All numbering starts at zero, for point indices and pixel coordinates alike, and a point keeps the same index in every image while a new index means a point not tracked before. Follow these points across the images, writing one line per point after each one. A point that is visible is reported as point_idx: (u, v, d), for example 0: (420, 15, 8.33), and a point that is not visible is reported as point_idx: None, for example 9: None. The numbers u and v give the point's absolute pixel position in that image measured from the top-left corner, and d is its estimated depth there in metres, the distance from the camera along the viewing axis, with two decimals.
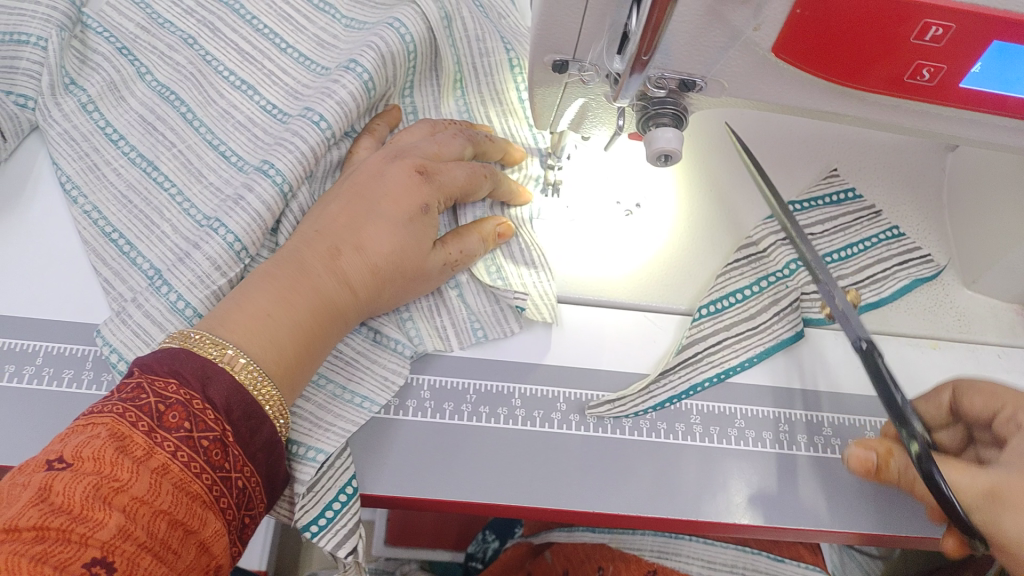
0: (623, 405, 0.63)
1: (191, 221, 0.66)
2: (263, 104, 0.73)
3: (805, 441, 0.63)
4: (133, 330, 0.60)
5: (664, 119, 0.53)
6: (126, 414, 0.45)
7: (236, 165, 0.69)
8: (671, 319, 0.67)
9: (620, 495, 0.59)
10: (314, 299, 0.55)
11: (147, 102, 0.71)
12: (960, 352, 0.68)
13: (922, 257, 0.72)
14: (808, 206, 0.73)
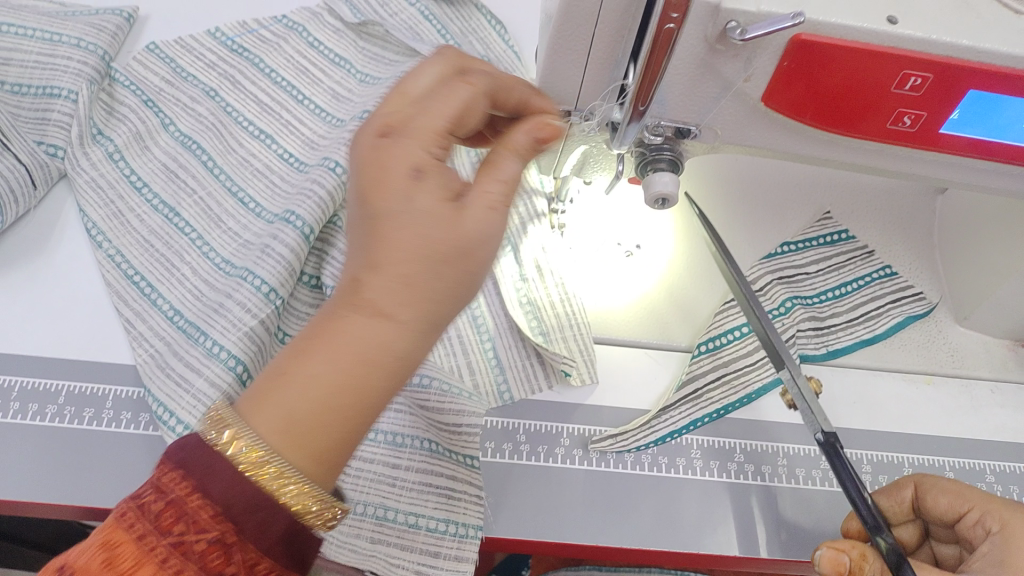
0: (625, 440, 0.65)
1: (213, 266, 0.69)
2: (280, 153, 0.76)
3: (803, 475, 0.65)
4: (175, 381, 0.61)
5: (661, 164, 0.56)
6: (129, 516, 0.34)
7: (253, 210, 0.72)
8: (672, 356, 0.70)
9: (624, 528, 0.62)
10: (355, 354, 0.36)
11: (169, 151, 0.75)
12: (953, 390, 0.71)
13: (914, 295, 0.75)
14: (802, 246, 0.76)
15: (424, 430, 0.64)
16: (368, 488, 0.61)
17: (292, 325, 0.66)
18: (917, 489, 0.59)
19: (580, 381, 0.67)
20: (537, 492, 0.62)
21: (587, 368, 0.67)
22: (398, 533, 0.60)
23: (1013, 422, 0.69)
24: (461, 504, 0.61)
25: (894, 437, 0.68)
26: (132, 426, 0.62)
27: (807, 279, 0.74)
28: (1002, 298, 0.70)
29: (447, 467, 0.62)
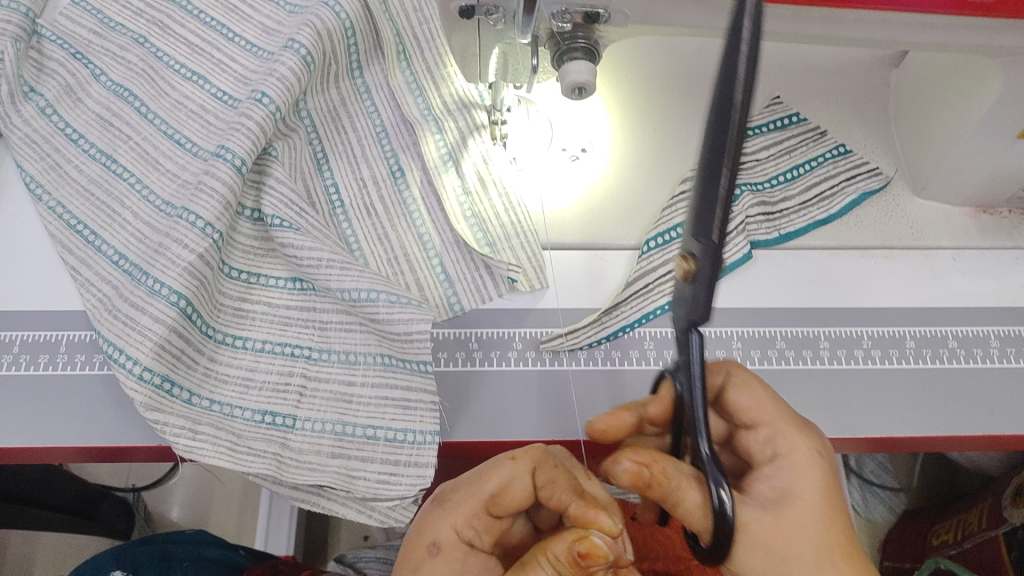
0: (575, 338, 0.65)
1: (155, 208, 0.69)
2: (213, 92, 0.76)
3: (759, 355, 0.65)
4: (122, 321, 0.62)
5: (576, 53, 0.55)
6: None
7: (191, 151, 0.72)
8: (621, 255, 0.70)
9: (577, 425, 0.63)
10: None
11: (102, 100, 0.75)
12: (911, 261, 0.69)
13: (870, 171, 0.73)
14: (751, 133, 0.74)
15: (375, 345, 0.65)
16: (324, 406, 0.63)
17: (239, 257, 0.69)
18: (727, 375, 0.54)
19: (530, 287, 0.68)
20: (493, 398, 0.64)
21: (537, 275, 0.68)
22: (358, 446, 0.62)
23: (975, 287, 0.68)
24: (418, 413, 0.62)
25: (852, 312, 0.67)
26: (86, 368, 0.65)
27: (757, 166, 0.72)
28: (954, 164, 0.68)
29: (402, 376, 0.63)
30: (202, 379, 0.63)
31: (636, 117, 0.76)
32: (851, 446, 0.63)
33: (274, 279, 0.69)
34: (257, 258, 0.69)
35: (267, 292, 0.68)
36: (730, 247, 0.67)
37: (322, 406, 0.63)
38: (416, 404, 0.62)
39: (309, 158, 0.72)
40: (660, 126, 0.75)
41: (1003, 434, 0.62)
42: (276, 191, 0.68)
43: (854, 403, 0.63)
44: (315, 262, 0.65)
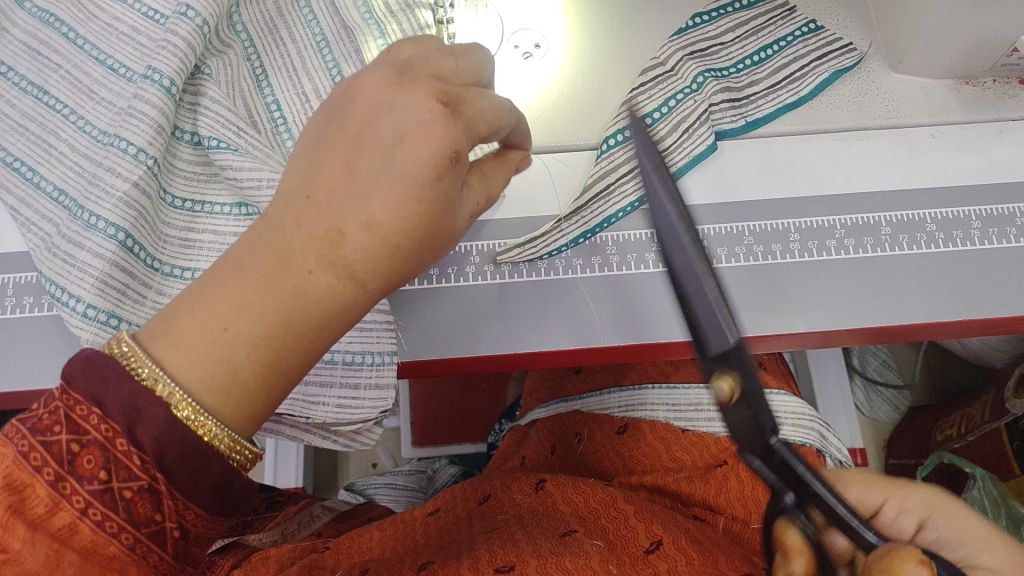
0: (533, 248, 0.62)
1: (91, 139, 0.66)
2: (144, 10, 0.70)
3: (727, 254, 0.62)
4: (63, 259, 0.59)
5: None
6: (30, 456, 0.39)
7: (125, 76, 0.68)
8: (582, 156, 0.66)
9: (540, 336, 0.61)
10: (302, 310, 0.42)
11: (28, 28, 0.70)
12: (890, 142, 0.65)
13: (842, 48, 0.68)
14: (716, 15, 0.69)
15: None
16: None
17: (181, 186, 0.65)
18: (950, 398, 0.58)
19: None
20: (452, 315, 0.61)
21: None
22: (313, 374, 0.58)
23: (957, 164, 0.64)
24: (374, 334, 0.59)
25: (826, 198, 0.64)
26: (35, 310, 0.62)
27: (723, 50, 0.68)
28: (930, 31, 0.63)
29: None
30: (152, 314, 0.61)
31: (587, 11, 0.71)
32: (824, 340, 0.61)
33: (218, 206, 0.65)
34: (202, 185, 0.66)
35: (212, 220, 0.65)
36: (693, 140, 0.64)
37: None
38: (371, 326, 0.59)
39: (247, 76, 0.68)
40: (618, 19, 0.70)
41: (988, 316, 0.59)
42: (212, 112, 0.64)
43: (826, 290, 0.60)
44: (256, 184, 0.62)
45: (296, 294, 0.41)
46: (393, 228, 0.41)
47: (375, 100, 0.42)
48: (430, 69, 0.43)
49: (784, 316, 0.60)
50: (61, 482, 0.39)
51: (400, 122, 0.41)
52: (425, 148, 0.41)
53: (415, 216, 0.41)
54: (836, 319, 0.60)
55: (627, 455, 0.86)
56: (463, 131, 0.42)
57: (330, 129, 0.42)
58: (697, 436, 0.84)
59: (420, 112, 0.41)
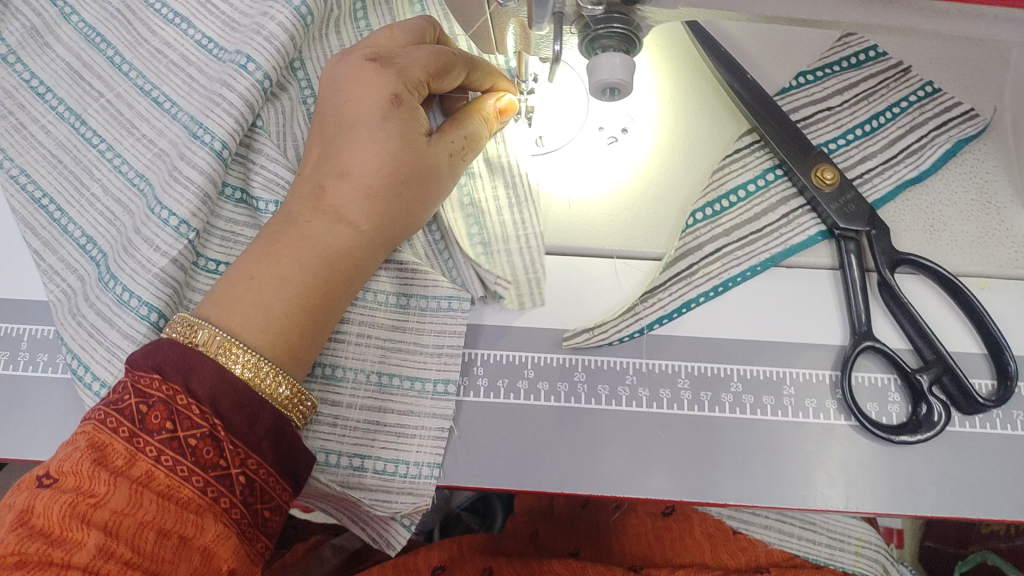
0: (603, 333, 0.56)
1: (128, 182, 0.61)
2: (197, 38, 0.65)
3: (815, 407, 0.55)
4: (88, 332, 0.55)
5: (608, 40, 0.42)
6: (107, 421, 0.45)
7: (170, 112, 0.62)
8: (646, 264, 0.58)
9: (593, 474, 0.54)
10: (321, 255, 0.52)
11: (72, 47, 0.65)
12: (1014, 294, 0.56)
13: (963, 114, 0.60)
14: (821, 75, 0.61)
15: (372, 362, 0.56)
16: (319, 431, 0.54)
17: (215, 247, 0.58)
18: None
19: (522, 307, 0.57)
20: (495, 428, 0.55)
21: (531, 292, 0.57)
22: (344, 477, 0.54)
23: None
24: (415, 441, 0.54)
25: None
26: (44, 370, 0.58)
27: (828, 116, 0.60)
28: None
29: (401, 399, 0.55)
30: None
31: (678, 83, 0.63)
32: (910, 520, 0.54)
33: None
34: (237, 248, 0.59)
35: None
36: (794, 226, 0.58)
37: (323, 418, 0.54)
38: (413, 430, 0.55)
39: (302, 122, 0.62)
40: (708, 99, 0.63)
41: None
42: (267, 171, 0.59)
43: (921, 470, 0.54)
44: None
45: (304, 236, 0.52)
46: (377, 170, 0.53)
47: (329, 85, 0.56)
48: (370, 42, 0.57)
49: (859, 488, 0.54)
50: (134, 437, 0.45)
51: (349, 102, 0.54)
52: (374, 138, 0.53)
53: (393, 163, 0.53)
54: (926, 502, 0.54)
55: (667, 541, 0.78)
56: (397, 77, 0.54)
57: (319, 116, 0.56)
58: (746, 540, 0.77)
59: (358, 72, 0.54)
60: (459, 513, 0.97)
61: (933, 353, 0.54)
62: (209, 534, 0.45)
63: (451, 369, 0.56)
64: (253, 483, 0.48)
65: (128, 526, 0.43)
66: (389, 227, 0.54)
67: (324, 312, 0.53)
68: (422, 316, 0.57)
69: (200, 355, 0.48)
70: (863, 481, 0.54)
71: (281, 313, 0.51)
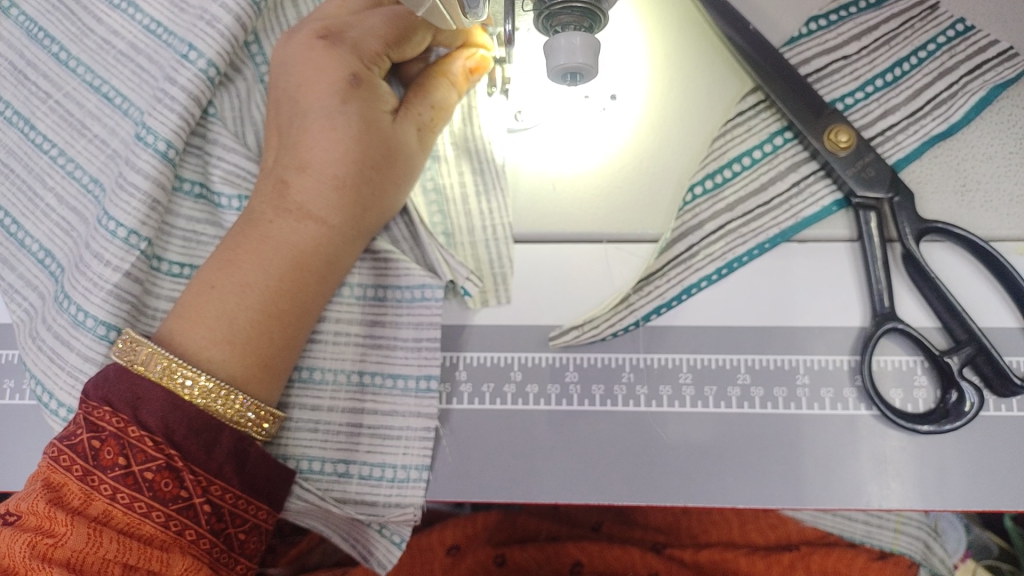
0: (592, 330, 0.51)
1: (83, 189, 0.57)
2: (145, 23, 0.59)
3: (831, 397, 0.50)
4: (49, 356, 0.52)
5: (566, 17, 0.36)
6: (61, 458, 0.43)
7: (121, 108, 0.58)
8: (639, 250, 0.53)
9: (589, 479, 0.51)
10: (287, 256, 0.47)
11: (17, 44, 0.61)
12: None
13: (1000, 54, 0.52)
14: (836, 18, 0.54)
15: (352, 362, 0.52)
16: (300, 439, 0.51)
17: (175, 249, 0.54)
18: None
19: (484, 305, 0.53)
20: (484, 433, 0.52)
21: (495, 288, 0.53)
22: (330, 484, 0.51)
23: None
24: (401, 442, 0.51)
25: None
26: (18, 397, 0.57)
27: (844, 66, 0.53)
28: None
29: (383, 398, 0.51)
30: None
31: (669, 41, 0.56)
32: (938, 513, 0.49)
33: None
34: (201, 249, 0.54)
35: None
36: (805, 197, 0.52)
37: (304, 424, 0.51)
38: (396, 433, 0.51)
39: (261, 104, 0.56)
40: (705, 55, 0.56)
41: None
42: (226, 162, 0.54)
43: (954, 461, 0.49)
44: None
45: (267, 237, 0.47)
46: (339, 157, 0.47)
47: (278, 68, 0.50)
48: (318, 14, 0.51)
49: (882, 484, 0.49)
50: (89, 475, 0.43)
51: (300, 85, 0.49)
52: (334, 120, 0.47)
53: (355, 147, 0.47)
54: (957, 496, 0.49)
55: (695, 517, 0.74)
56: (349, 53, 0.49)
57: (274, 102, 0.51)
58: (778, 518, 0.73)
59: (305, 51, 0.49)
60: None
61: (965, 332, 0.48)
62: (177, 567, 0.43)
63: (433, 362, 0.52)
64: (223, 509, 0.45)
65: (92, 563, 0.41)
66: (361, 219, 0.49)
67: (296, 317, 0.48)
68: (400, 308, 0.52)
69: (147, 383, 0.45)
70: (886, 476, 0.49)
71: (249, 325, 0.46)
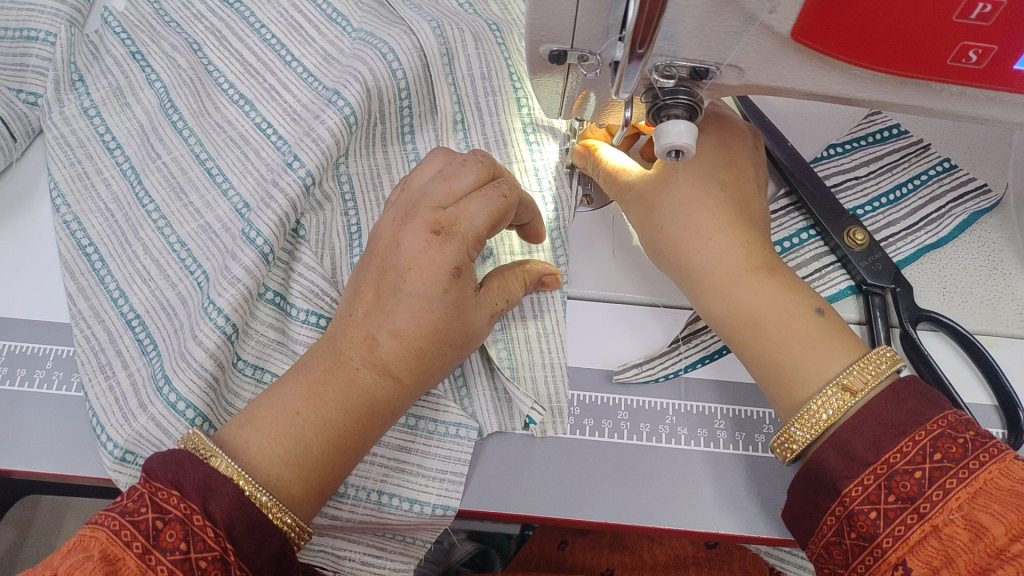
0: (650, 369, 0.61)
1: (178, 259, 0.63)
2: (258, 121, 0.69)
3: None
4: (115, 397, 0.59)
5: (676, 110, 0.48)
6: (121, 532, 0.41)
7: (221, 185, 0.66)
8: (681, 315, 0.64)
9: (637, 504, 0.57)
10: (355, 400, 0.50)
11: (148, 114, 0.70)
12: (1020, 353, 0.61)
13: (978, 188, 0.66)
14: (849, 148, 0.68)
15: (374, 481, 0.57)
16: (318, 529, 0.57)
17: (249, 350, 0.60)
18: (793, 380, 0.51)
19: (545, 435, 0.59)
20: (547, 462, 0.58)
21: (554, 421, 0.59)
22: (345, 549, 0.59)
23: None
24: None
25: None
26: None
27: (856, 185, 0.67)
28: None
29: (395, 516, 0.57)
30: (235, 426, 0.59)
31: None
32: None
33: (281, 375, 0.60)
34: (271, 354, 0.60)
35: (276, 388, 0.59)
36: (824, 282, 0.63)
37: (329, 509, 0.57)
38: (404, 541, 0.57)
39: (341, 233, 0.64)
40: None
41: None
42: (305, 280, 0.60)
43: None
44: None
45: (348, 380, 0.50)
46: (422, 334, 0.51)
47: (390, 243, 0.53)
48: (428, 199, 0.54)
49: None
50: (147, 554, 0.41)
51: (408, 268, 0.52)
52: (428, 284, 0.51)
53: (436, 327, 0.51)
54: None
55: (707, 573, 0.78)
56: (459, 250, 0.52)
57: (369, 263, 0.54)
58: None
59: (420, 245, 0.52)
60: (459, 570, 0.89)
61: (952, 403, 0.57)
62: None
63: (450, 497, 0.57)
64: None
65: None
66: (423, 382, 0.53)
67: (354, 451, 0.50)
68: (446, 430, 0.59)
69: (220, 476, 0.45)
70: None
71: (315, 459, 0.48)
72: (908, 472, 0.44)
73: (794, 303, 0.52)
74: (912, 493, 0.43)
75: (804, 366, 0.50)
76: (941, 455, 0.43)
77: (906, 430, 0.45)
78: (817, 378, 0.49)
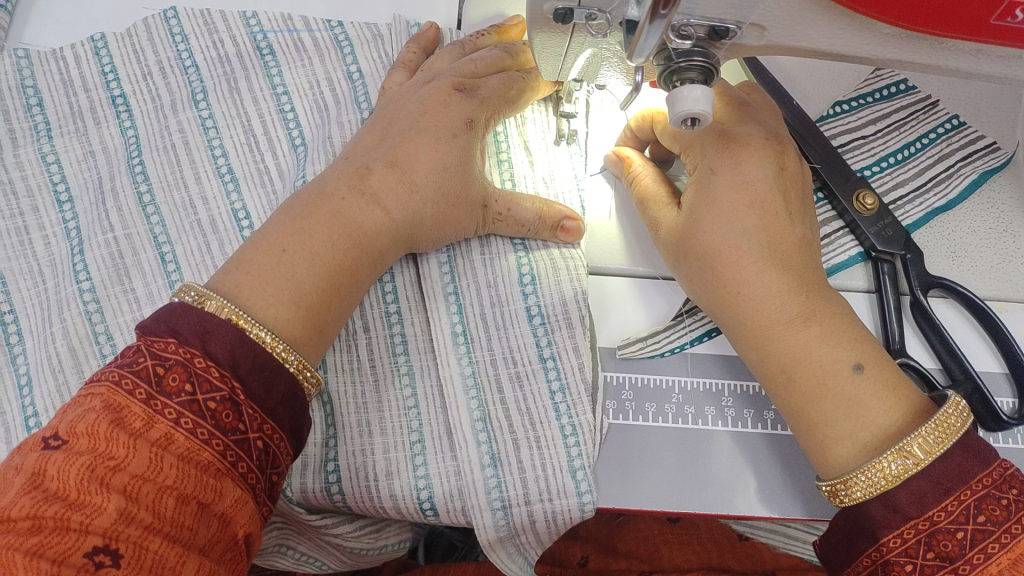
0: (654, 344, 0.59)
1: (161, 265, 0.57)
2: (214, 148, 0.61)
3: None
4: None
5: (691, 73, 0.43)
6: (122, 382, 0.38)
7: (152, 224, 0.58)
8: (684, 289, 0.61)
9: (643, 486, 0.55)
10: (348, 230, 0.49)
11: (93, 98, 0.63)
12: None
13: (987, 147, 0.64)
14: (856, 105, 0.65)
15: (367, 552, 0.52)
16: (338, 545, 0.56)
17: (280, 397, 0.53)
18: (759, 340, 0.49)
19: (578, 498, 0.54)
20: None
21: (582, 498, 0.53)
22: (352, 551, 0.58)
23: None
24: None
25: None
26: None
27: (864, 144, 0.64)
28: None
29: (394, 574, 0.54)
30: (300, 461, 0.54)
31: None
32: None
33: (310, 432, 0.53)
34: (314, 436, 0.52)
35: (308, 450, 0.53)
36: (835, 249, 0.60)
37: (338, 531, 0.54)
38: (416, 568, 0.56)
39: None
40: None
41: None
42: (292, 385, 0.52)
43: None
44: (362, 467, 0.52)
45: (337, 206, 0.49)
46: (429, 174, 0.52)
47: (406, 99, 0.57)
48: (451, 69, 0.58)
49: None
50: (152, 401, 0.37)
51: (424, 114, 0.55)
52: (433, 152, 0.53)
53: (445, 172, 0.53)
54: None
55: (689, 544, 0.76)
56: (475, 106, 0.56)
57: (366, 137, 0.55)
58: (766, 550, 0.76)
59: (440, 97, 0.56)
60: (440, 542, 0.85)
61: (961, 372, 0.56)
62: (229, 498, 0.38)
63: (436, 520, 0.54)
64: (282, 447, 0.41)
65: (149, 493, 0.35)
66: (426, 227, 0.53)
67: (342, 303, 0.48)
68: (433, 441, 0.53)
69: (217, 317, 0.41)
70: None
71: (311, 276, 0.46)
72: (949, 531, 0.40)
73: (834, 347, 0.47)
74: (951, 553, 0.40)
75: (780, 341, 0.48)
76: (984, 518, 0.40)
77: (950, 487, 0.41)
78: (865, 429, 0.45)
